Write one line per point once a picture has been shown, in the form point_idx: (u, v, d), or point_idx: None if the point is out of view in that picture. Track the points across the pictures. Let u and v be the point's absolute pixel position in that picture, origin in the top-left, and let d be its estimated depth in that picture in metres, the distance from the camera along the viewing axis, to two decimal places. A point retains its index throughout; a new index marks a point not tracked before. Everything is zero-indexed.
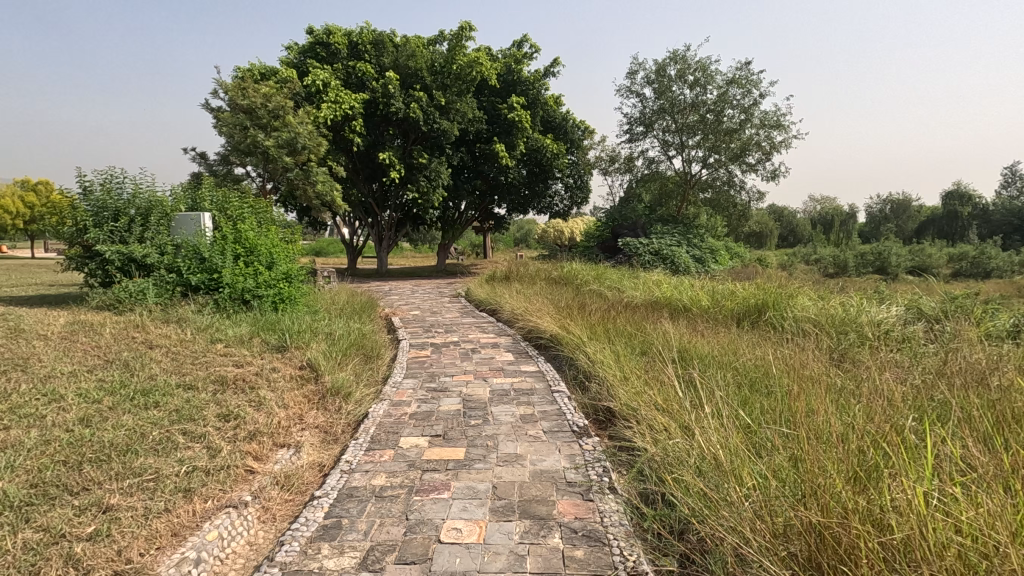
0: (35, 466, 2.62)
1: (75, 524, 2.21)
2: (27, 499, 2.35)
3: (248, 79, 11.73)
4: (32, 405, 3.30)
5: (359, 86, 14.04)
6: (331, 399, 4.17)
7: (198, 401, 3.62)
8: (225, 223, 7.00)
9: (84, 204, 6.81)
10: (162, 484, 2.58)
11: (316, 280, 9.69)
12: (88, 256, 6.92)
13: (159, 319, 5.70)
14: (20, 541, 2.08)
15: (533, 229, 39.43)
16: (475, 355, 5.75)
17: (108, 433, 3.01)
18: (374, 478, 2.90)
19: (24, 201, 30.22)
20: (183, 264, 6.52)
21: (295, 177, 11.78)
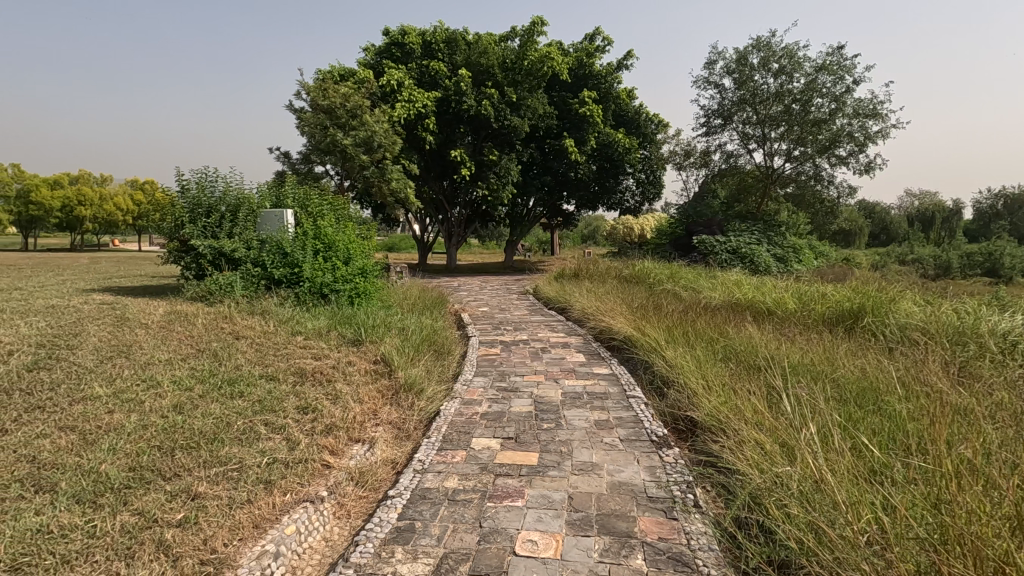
0: (133, 450, 2.76)
1: (166, 510, 2.30)
2: (125, 481, 2.47)
3: (328, 81, 12.19)
4: (134, 391, 3.51)
5: (432, 85, 14.26)
6: (404, 395, 4.18)
7: (279, 393, 3.73)
8: (306, 219, 7.28)
9: (182, 201, 7.30)
10: (246, 475, 2.65)
11: (389, 275, 9.91)
12: (184, 250, 7.41)
13: (245, 311, 6.00)
14: (119, 523, 2.17)
15: (601, 226, 38.78)
16: (546, 354, 5.62)
17: (199, 421, 3.15)
18: (446, 481, 2.84)
19: (133, 199, 33.12)
20: (267, 259, 6.84)
21: (371, 175, 12.13)
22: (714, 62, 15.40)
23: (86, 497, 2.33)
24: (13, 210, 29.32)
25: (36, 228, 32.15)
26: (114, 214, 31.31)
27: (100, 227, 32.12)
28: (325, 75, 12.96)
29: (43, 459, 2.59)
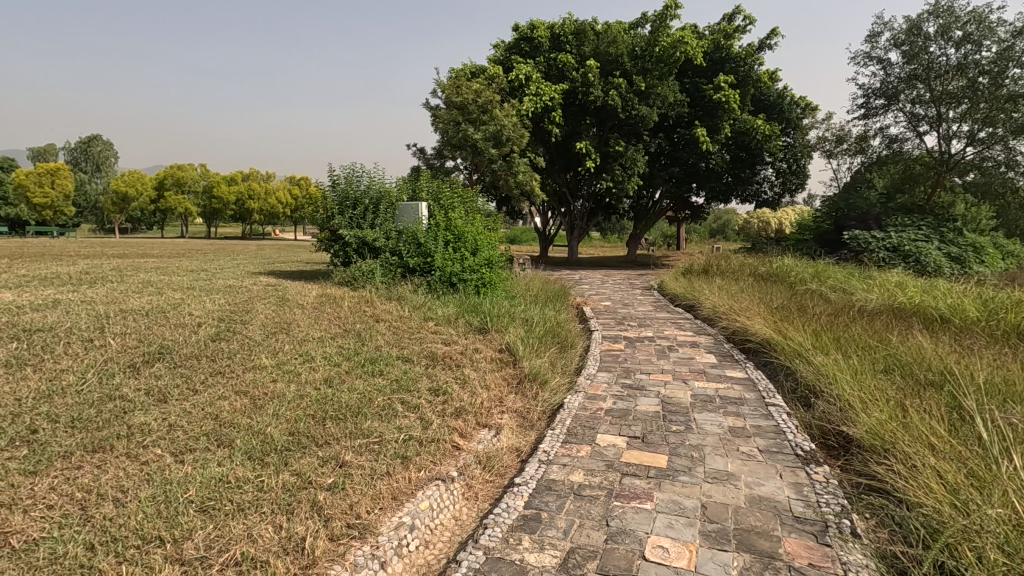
0: (293, 417, 3.08)
1: (320, 473, 2.53)
2: (287, 444, 2.76)
3: (462, 78, 12.68)
4: (292, 364, 3.92)
5: (559, 78, 14.23)
6: (528, 385, 4.22)
7: (414, 374, 3.96)
8: (438, 211, 7.64)
9: (333, 195, 8.05)
10: (386, 449, 2.84)
11: (513, 267, 10.12)
12: (333, 239, 8.16)
13: (384, 296, 6.48)
14: (281, 481, 2.43)
15: (733, 221, 36.40)
16: (673, 353, 5.37)
17: (346, 394, 3.45)
18: (572, 474, 2.82)
19: (292, 194, 37.02)
20: (404, 249, 7.31)
21: (499, 169, 12.44)
22: (878, 35, 13.59)
23: (256, 454, 2.64)
24: (201, 204, 34.47)
25: (217, 220, 37.53)
26: (276, 207, 35.52)
27: (265, 219, 36.64)
28: (458, 73, 13.50)
29: (223, 418, 2.98)
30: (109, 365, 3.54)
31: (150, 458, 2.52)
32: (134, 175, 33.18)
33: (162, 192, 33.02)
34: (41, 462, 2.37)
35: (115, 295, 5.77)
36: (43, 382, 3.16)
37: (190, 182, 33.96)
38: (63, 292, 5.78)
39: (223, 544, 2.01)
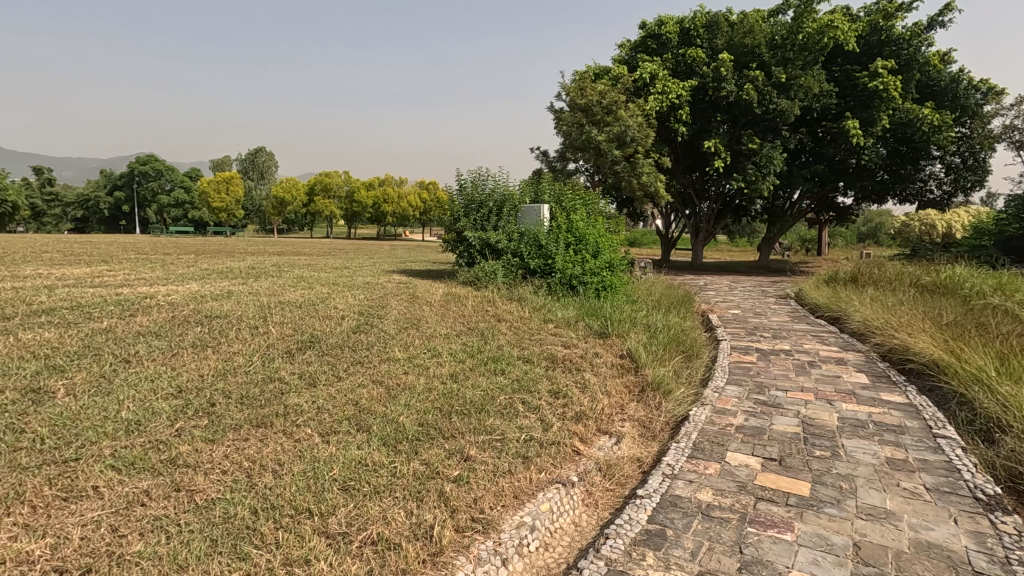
0: (421, 408, 3.26)
1: (447, 465, 2.64)
2: (416, 434, 2.92)
3: (586, 80, 12.63)
4: (421, 358, 4.15)
5: (688, 73, 13.61)
6: (650, 394, 4.06)
7: (534, 375, 4.00)
8: (560, 213, 7.65)
9: (460, 198, 8.41)
10: (508, 447, 2.90)
11: (634, 270, 9.86)
12: (459, 240, 8.53)
13: (505, 297, 6.64)
14: (412, 469, 2.57)
15: (886, 223, 32.38)
16: (815, 369, 4.86)
17: (469, 390, 3.57)
18: (699, 492, 2.66)
19: (421, 197, 39.21)
20: (525, 250, 7.43)
21: (622, 170, 12.19)
22: None
23: (390, 441, 2.82)
24: (344, 207, 38.02)
25: (357, 222, 41.15)
26: (407, 210, 38.12)
27: (397, 222, 39.46)
28: (582, 75, 13.47)
29: (362, 405, 3.22)
30: (271, 350, 4.02)
31: (302, 436, 2.79)
32: (290, 181, 37.53)
33: (313, 197, 36.99)
34: (218, 432, 2.73)
35: (274, 288, 6.55)
36: (221, 362, 3.65)
37: (335, 188, 37.69)
38: (236, 284, 6.68)
39: (362, 522, 2.16)
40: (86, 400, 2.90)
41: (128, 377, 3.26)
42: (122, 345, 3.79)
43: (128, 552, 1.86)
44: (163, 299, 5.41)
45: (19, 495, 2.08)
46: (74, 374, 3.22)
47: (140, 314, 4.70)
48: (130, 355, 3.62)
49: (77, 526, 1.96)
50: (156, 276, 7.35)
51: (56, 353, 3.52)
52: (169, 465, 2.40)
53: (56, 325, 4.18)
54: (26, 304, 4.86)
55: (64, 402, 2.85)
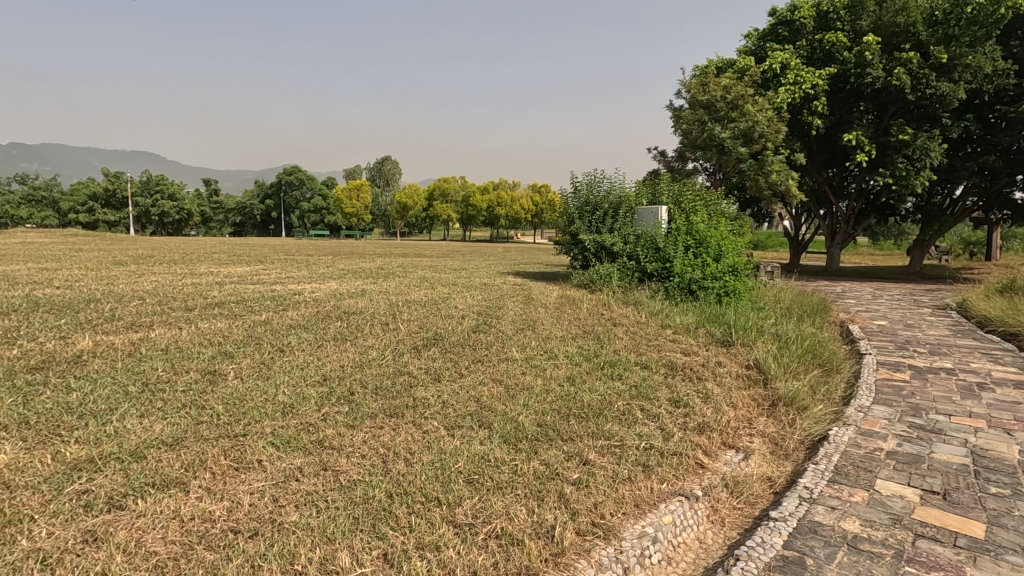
0: (539, 409, 3.30)
1: (566, 467, 2.65)
2: (535, 434, 2.96)
3: (709, 74, 12.06)
4: (538, 359, 4.21)
5: (826, 61, 12.43)
6: (782, 409, 3.76)
7: (654, 381, 3.89)
8: (679, 215, 7.35)
9: (575, 201, 8.42)
10: (626, 454, 2.84)
11: (760, 275, 9.21)
12: (573, 243, 8.54)
13: (621, 301, 6.53)
14: (532, 468, 2.61)
15: None
16: (986, 393, 4.20)
17: (587, 394, 3.56)
18: (844, 521, 2.42)
19: (533, 200, 39.64)
20: (642, 253, 7.25)
21: (748, 169, 11.43)
22: None
23: (510, 440, 2.89)
24: (460, 211, 39.76)
25: (472, 225, 42.78)
26: (520, 214, 38.91)
27: (509, 224, 40.40)
28: (704, 71, 12.86)
29: (483, 402, 3.34)
30: (400, 346, 4.31)
31: (430, 428, 2.96)
32: (412, 187, 39.99)
33: (432, 202, 39.07)
34: (358, 418, 2.98)
35: (401, 287, 7.02)
36: (357, 355, 3.99)
37: (452, 193, 39.53)
38: (368, 284, 7.25)
39: (486, 516, 2.23)
40: (250, 383, 3.31)
41: (283, 364, 3.67)
42: (278, 336, 4.27)
43: (286, 521, 2.09)
44: (308, 296, 6.02)
45: (203, 462, 2.42)
46: (240, 360, 3.69)
47: (291, 309, 5.27)
48: (284, 345, 4.07)
49: (246, 493, 2.23)
50: (302, 275, 8.20)
51: (227, 341, 4.06)
52: (318, 446, 2.66)
53: (227, 316, 4.83)
54: (203, 297, 5.65)
55: (234, 384, 3.28)
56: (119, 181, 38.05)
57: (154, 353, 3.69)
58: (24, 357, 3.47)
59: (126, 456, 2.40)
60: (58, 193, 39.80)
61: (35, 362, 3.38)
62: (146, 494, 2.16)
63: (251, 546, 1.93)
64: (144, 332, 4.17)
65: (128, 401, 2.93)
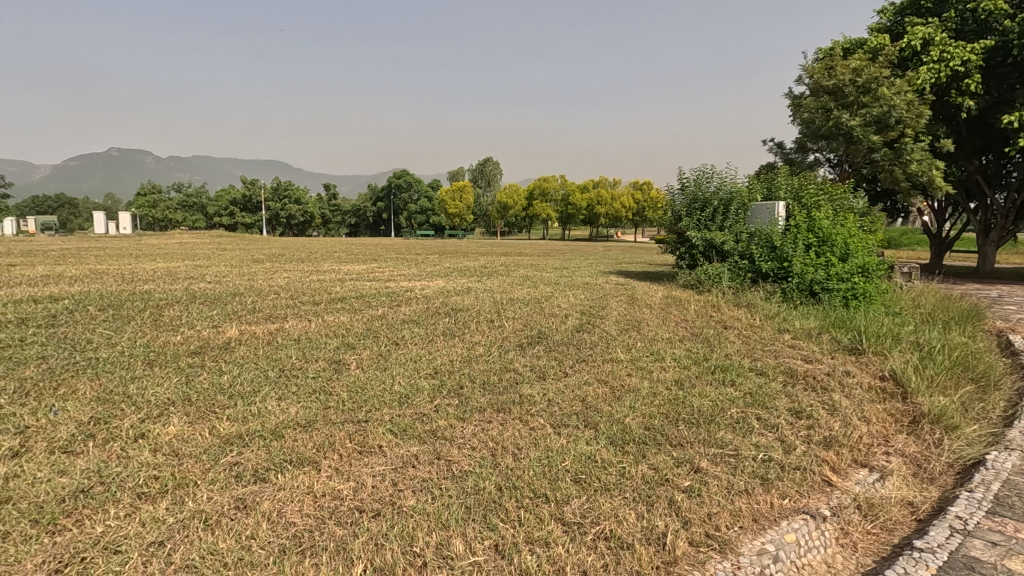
0: (647, 412, 3.21)
1: (676, 474, 2.55)
2: (643, 438, 2.88)
3: (835, 57, 11.06)
4: (644, 360, 4.11)
5: (981, 32, 10.87)
6: (926, 427, 3.35)
7: (771, 389, 3.64)
8: (799, 211, 6.81)
9: (682, 198, 8.11)
10: (742, 464, 2.67)
11: (894, 276, 8.28)
12: (679, 241, 8.24)
13: (732, 302, 6.19)
14: (641, 472, 2.55)
15: None
16: None
17: (697, 399, 3.41)
18: (1009, 559, 2.10)
19: (634, 198, 38.55)
20: (756, 252, 6.81)
21: (881, 159, 10.31)
22: None
23: (617, 441, 2.84)
24: (559, 210, 39.84)
25: (571, 224, 42.66)
26: (621, 212, 38.13)
27: (609, 223, 39.75)
28: (829, 54, 11.81)
29: (589, 401, 3.33)
30: (506, 343, 4.40)
31: (536, 425, 2.99)
32: (513, 187, 40.80)
33: (532, 201, 39.50)
34: (467, 411, 3.09)
35: (505, 286, 7.17)
36: (466, 350, 4.13)
37: (552, 192, 39.67)
38: (474, 282, 7.49)
39: (595, 516, 2.21)
40: (371, 372, 3.56)
41: (398, 357, 3.90)
42: (393, 330, 4.55)
43: (405, 505, 2.21)
44: (419, 293, 6.35)
45: (332, 444, 2.64)
46: (361, 351, 3.98)
47: (403, 304, 5.59)
48: (399, 339, 4.33)
49: (369, 476, 2.40)
50: (413, 273, 8.65)
51: (349, 333, 4.39)
52: (432, 435, 2.80)
53: (348, 311, 5.22)
54: (327, 292, 6.18)
55: (356, 373, 3.55)
56: (254, 187, 42.55)
57: (289, 342, 4.08)
58: (186, 342, 4.00)
59: (268, 434, 2.67)
60: (206, 199, 45.29)
61: (194, 347, 3.88)
62: (284, 469, 2.39)
63: (375, 526, 2.07)
64: (280, 323, 4.64)
65: (268, 384, 3.27)
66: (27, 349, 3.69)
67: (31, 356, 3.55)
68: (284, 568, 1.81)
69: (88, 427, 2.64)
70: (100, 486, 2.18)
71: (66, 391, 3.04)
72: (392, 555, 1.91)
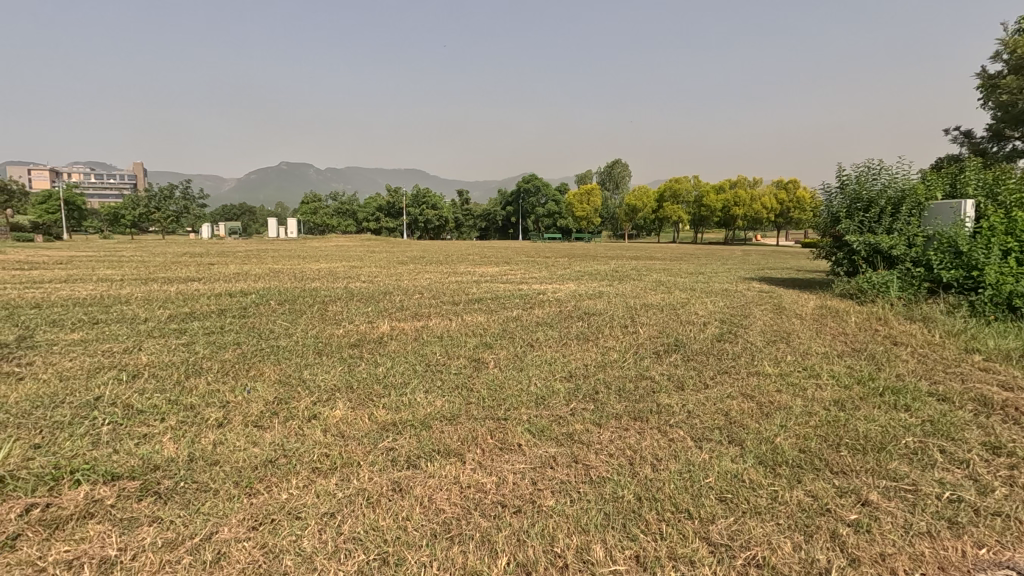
0: (801, 432, 2.94)
1: (839, 506, 2.29)
2: (797, 461, 2.64)
3: None
4: (796, 376, 3.76)
5: None
6: None
7: (957, 419, 3.12)
8: (994, 210, 5.78)
9: (840, 197, 7.32)
10: (923, 503, 2.33)
11: None
12: (836, 245, 7.45)
13: (903, 315, 5.44)
14: (797, 498, 2.34)
15: None
16: None
17: (862, 424, 3.04)
18: None
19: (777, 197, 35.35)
20: (934, 258, 5.91)
21: None
22: None
23: (767, 462, 2.63)
24: (692, 211, 38.00)
25: (705, 226, 40.43)
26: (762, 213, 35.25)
27: (748, 226, 36.96)
28: None
29: (733, 416, 3.12)
30: (641, 349, 4.30)
31: (676, 437, 2.88)
32: (643, 189, 39.77)
33: (662, 203, 38.12)
34: (603, 417, 3.06)
35: (637, 290, 7.01)
36: (599, 355, 4.10)
37: (684, 193, 37.92)
38: (606, 286, 7.43)
39: (745, 540, 2.07)
40: (508, 372, 3.69)
41: (534, 358, 3.99)
42: (528, 332, 4.66)
43: (544, 504, 2.25)
44: (551, 296, 6.45)
45: (475, 439, 2.77)
46: (499, 351, 4.13)
47: (536, 306, 5.72)
48: (534, 340, 4.42)
49: (510, 472, 2.48)
50: (543, 276, 8.80)
51: (487, 333, 4.59)
52: (568, 438, 2.82)
53: (485, 311, 5.46)
54: (465, 292, 6.52)
55: (494, 371, 3.70)
56: (397, 194, 46.19)
57: (433, 339, 4.37)
58: (347, 335, 4.46)
59: (418, 424, 2.88)
60: (357, 205, 50.10)
61: (354, 340, 4.31)
62: (433, 458, 2.56)
63: (516, 521, 2.13)
64: (425, 321, 4.98)
65: (417, 377, 3.53)
66: (226, 336, 4.38)
67: (229, 342, 4.20)
68: (435, 551, 1.93)
69: (273, 405, 3.05)
70: (284, 458, 2.51)
71: (256, 373, 3.55)
72: (534, 553, 1.95)
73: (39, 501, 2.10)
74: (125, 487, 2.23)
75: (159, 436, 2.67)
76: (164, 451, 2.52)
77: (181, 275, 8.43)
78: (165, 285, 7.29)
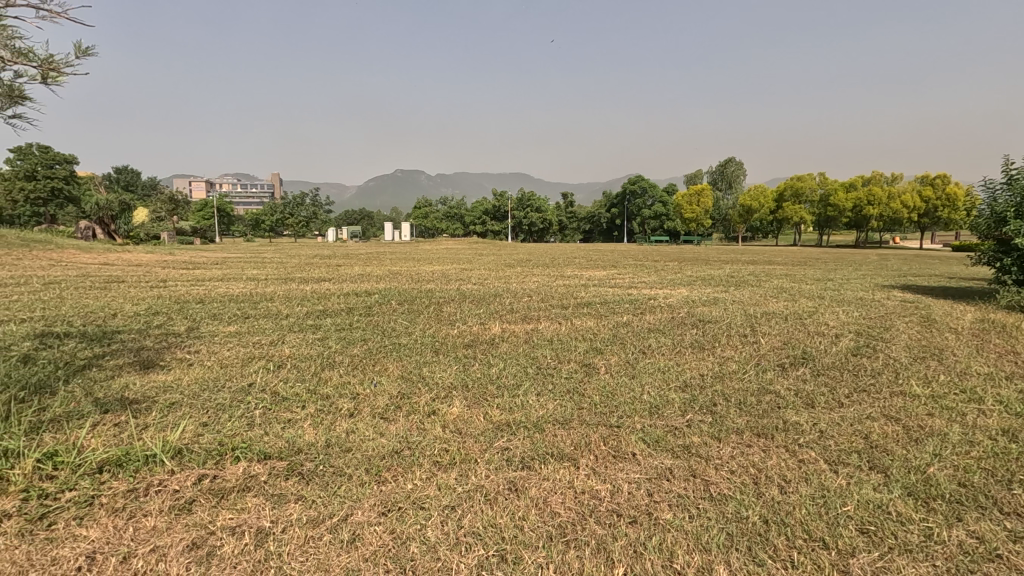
0: (960, 463, 2.59)
1: (1014, 552, 1.98)
2: (956, 497, 2.32)
3: None
4: (952, 399, 3.32)
5: None
6: None
7: None
8: None
9: (1007, 195, 6.35)
10: None
11: None
12: (1002, 250, 6.47)
13: None
14: (957, 538, 2.05)
15: None
16: None
17: None
18: None
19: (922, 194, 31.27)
20: None
21: None
22: None
23: (918, 494, 2.34)
24: (817, 211, 34.94)
25: (832, 228, 36.96)
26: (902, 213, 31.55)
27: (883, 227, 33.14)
28: None
29: (874, 440, 2.82)
30: (763, 360, 4.03)
31: (807, 458, 2.66)
32: (761, 189, 37.66)
33: (782, 204, 35.80)
34: (722, 431, 2.91)
35: (757, 297, 6.59)
36: (716, 365, 3.91)
37: (807, 192, 34.94)
38: (721, 292, 7.07)
39: None
40: (619, 379, 3.63)
41: (646, 365, 3.89)
42: (638, 338, 4.56)
43: (662, 517, 2.19)
44: (663, 301, 6.25)
45: (589, 445, 2.76)
46: (609, 356, 4.08)
47: (647, 312, 5.58)
48: (646, 347, 4.31)
49: (625, 481, 2.44)
50: (652, 280, 8.57)
51: (596, 338, 4.55)
52: (686, 451, 2.72)
53: (594, 316, 5.42)
54: (574, 296, 6.53)
55: (605, 377, 3.66)
56: (503, 199, 47.23)
57: (543, 343, 4.42)
58: (461, 336, 4.65)
59: (531, 426, 2.93)
60: (465, 209, 51.95)
61: (468, 341, 4.48)
62: (547, 461, 2.59)
63: (632, 532, 2.09)
64: (535, 324, 5.05)
65: (528, 379, 3.59)
66: (354, 332, 4.76)
67: (357, 338, 4.55)
68: (552, 553, 1.95)
69: (397, 400, 3.26)
70: (407, 450, 2.67)
71: (381, 368, 3.82)
72: (652, 565, 1.90)
73: (208, 472, 2.42)
74: (275, 466, 2.50)
75: (301, 422, 2.96)
76: (306, 435, 2.79)
77: (314, 276, 9.27)
78: (300, 284, 8.06)
